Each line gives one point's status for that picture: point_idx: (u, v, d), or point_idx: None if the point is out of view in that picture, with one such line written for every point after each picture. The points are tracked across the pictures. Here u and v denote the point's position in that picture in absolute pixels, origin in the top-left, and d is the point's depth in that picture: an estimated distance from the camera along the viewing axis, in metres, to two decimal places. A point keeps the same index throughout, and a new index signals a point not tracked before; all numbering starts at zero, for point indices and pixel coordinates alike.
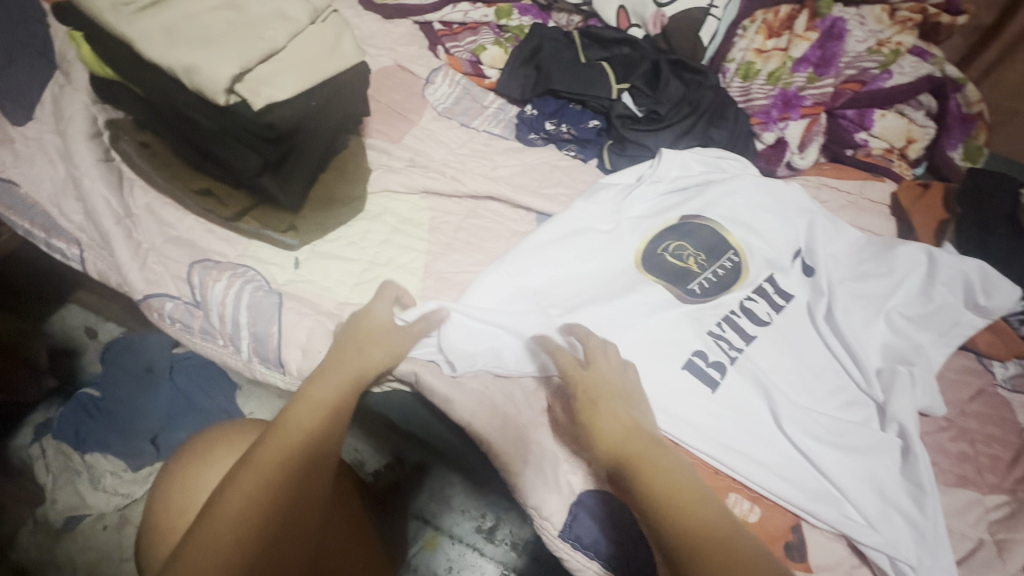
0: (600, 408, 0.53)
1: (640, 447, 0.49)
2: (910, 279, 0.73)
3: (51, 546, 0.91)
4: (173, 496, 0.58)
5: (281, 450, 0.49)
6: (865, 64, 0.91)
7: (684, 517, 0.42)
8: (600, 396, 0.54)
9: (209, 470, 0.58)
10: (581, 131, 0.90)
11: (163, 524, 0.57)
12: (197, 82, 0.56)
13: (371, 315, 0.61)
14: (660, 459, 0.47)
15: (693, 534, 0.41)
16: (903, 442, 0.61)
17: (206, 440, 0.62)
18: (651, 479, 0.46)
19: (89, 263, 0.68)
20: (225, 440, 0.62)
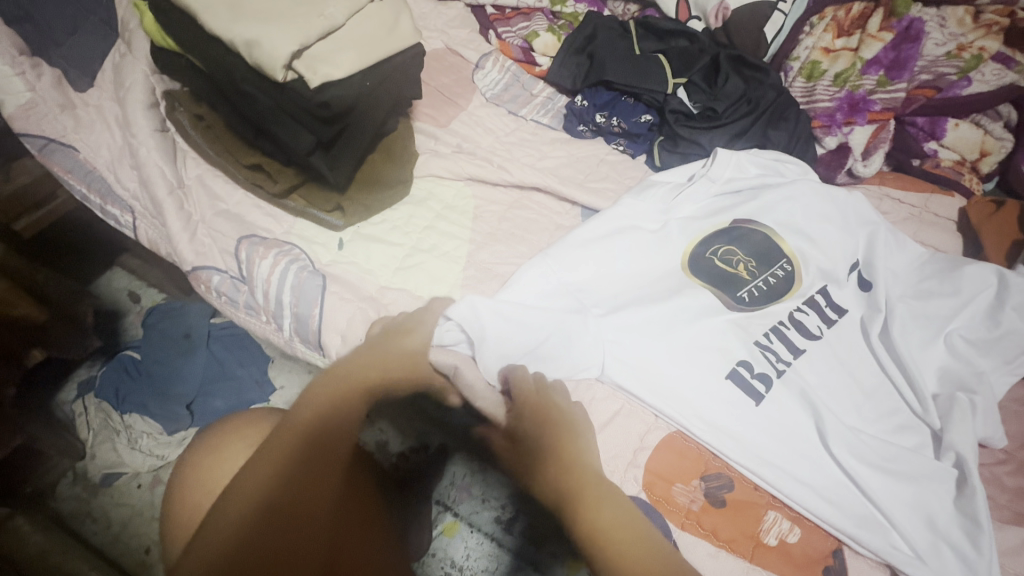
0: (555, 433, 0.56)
1: (580, 479, 0.53)
2: (976, 301, 0.69)
3: (89, 499, 0.94)
4: (186, 494, 0.57)
5: (292, 436, 0.50)
6: (942, 69, 0.84)
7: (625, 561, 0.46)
8: (564, 435, 0.56)
9: (220, 465, 0.58)
10: (633, 125, 0.86)
11: (175, 520, 0.56)
12: (257, 57, 0.56)
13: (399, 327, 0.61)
14: (598, 494, 0.51)
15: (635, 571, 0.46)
16: (960, 473, 0.58)
17: (218, 433, 0.62)
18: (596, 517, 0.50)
19: (141, 231, 0.69)
20: (239, 429, 0.62)
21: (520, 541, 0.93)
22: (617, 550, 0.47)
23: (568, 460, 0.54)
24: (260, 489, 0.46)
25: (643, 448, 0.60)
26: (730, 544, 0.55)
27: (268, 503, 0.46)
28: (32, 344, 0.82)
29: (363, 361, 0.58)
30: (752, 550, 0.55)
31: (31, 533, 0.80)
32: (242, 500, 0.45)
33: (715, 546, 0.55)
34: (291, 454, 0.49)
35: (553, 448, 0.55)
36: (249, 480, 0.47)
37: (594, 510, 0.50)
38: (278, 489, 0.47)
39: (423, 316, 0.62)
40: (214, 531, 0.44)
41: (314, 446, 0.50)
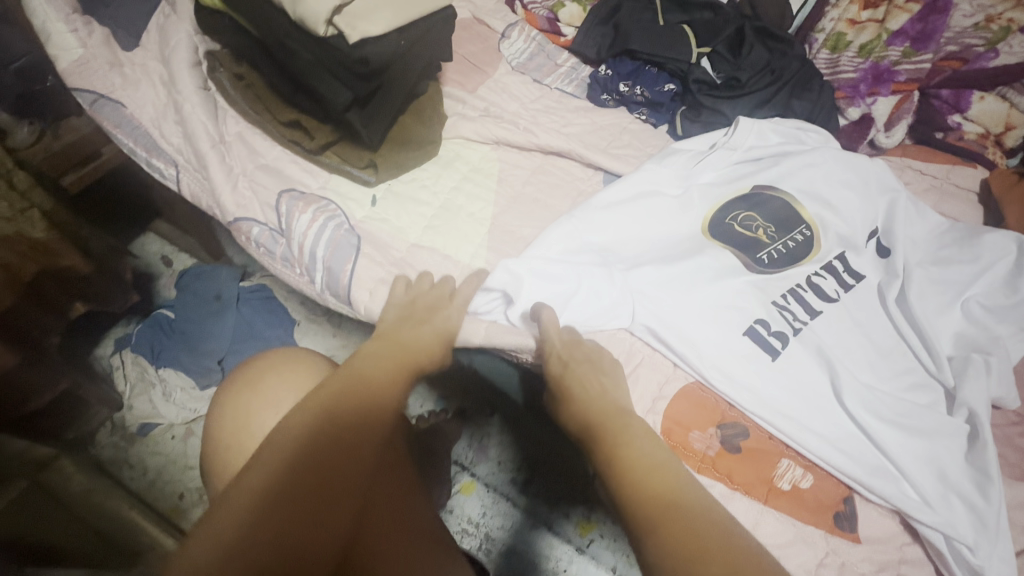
0: (575, 374, 0.57)
1: (606, 415, 0.51)
2: (995, 268, 0.70)
3: (127, 447, 0.99)
4: (234, 424, 0.60)
5: (343, 387, 0.48)
6: (969, 40, 0.83)
7: (647, 485, 0.42)
8: (584, 380, 0.56)
9: (263, 406, 0.59)
10: (655, 94, 0.87)
11: (221, 455, 0.59)
12: (300, 12, 0.59)
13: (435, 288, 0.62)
14: (625, 428, 0.49)
15: (651, 502, 0.41)
16: (972, 429, 0.60)
17: (263, 360, 0.64)
18: (619, 446, 0.46)
19: (184, 183, 0.72)
20: (272, 365, 0.63)
21: (535, 501, 0.97)
22: (644, 477, 0.43)
23: (601, 403, 0.53)
24: (316, 434, 0.43)
25: (661, 397, 0.62)
26: (745, 487, 0.58)
27: (323, 450, 0.42)
28: (75, 296, 0.86)
29: (415, 332, 0.57)
30: (766, 493, 0.57)
31: (75, 474, 0.78)
32: (294, 445, 0.42)
33: (729, 488, 0.58)
34: (347, 407, 0.46)
35: (576, 383, 0.56)
36: (306, 424, 0.43)
37: (606, 432, 0.49)
38: (334, 437, 0.43)
39: (459, 290, 0.64)
40: (267, 466, 0.40)
41: (371, 406, 0.47)
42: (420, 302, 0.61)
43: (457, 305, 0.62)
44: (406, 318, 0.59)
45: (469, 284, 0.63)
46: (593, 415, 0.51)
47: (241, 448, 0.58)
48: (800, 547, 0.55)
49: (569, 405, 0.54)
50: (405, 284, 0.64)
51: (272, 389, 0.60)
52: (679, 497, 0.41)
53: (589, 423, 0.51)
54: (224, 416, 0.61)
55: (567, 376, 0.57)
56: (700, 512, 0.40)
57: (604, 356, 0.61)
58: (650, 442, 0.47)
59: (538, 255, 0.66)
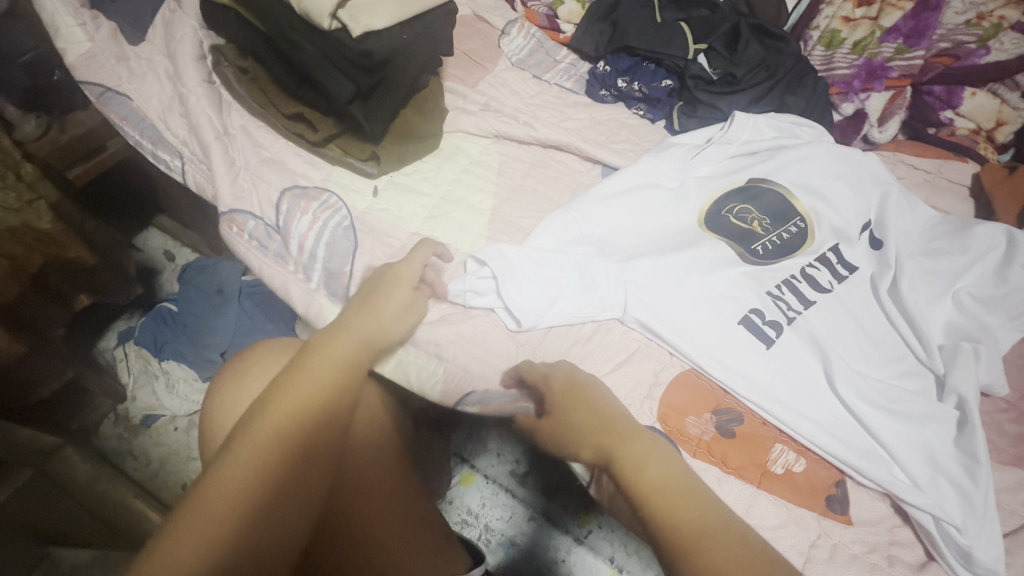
0: (586, 396, 0.57)
1: (620, 441, 0.52)
2: (985, 259, 0.71)
3: (130, 439, 1.00)
4: (217, 413, 0.59)
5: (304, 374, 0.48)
6: (961, 37, 0.84)
7: (678, 519, 0.46)
8: (590, 402, 0.56)
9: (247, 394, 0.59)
10: (653, 89, 0.89)
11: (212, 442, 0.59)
12: (305, 6, 0.60)
13: (398, 269, 0.61)
14: (639, 454, 0.51)
15: (683, 532, 0.45)
16: (961, 414, 0.61)
17: (248, 355, 0.64)
18: (639, 476, 0.49)
19: (189, 175, 0.73)
20: (257, 359, 0.63)
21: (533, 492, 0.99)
22: (674, 513, 0.46)
23: (610, 427, 0.53)
24: (270, 437, 0.43)
25: (658, 384, 0.64)
26: (739, 470, 0.59)
27: (277, 454, 0.42)
28: (79, 289, 0.88)
29: (372, 314, 0.56)
30: (759, 477, 0.59)
31: (80, 463, 0.77)
32: (247, 453, 0.41)
33: (724, 473, 0.59)
34: (301, 404, 0.45)
35: (576, 397, 0.57)
36: (261, 427, 0.43)
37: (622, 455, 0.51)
38: (287, 439, 0.43)
39: (411, 259, 0.62)
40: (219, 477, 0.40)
41: (326, 400, 0.47)
42: (385, 283, 0.60)
43: (409, 276, 0.61)
44: (364, 299, 0.58)
45: (417, 256, 0.62)
46: (604, 440, 0.53)
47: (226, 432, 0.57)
48: (792, 529, 0.56)
49: (569, 423, 0.55)
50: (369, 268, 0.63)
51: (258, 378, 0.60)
52: (706, 527, 0.46)
53: (601, 450, 0.52)
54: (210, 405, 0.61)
55: (562, 394, 0.57)
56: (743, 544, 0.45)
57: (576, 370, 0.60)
58: (666, 468, 0.50)
59: (533, 246, 0.67)
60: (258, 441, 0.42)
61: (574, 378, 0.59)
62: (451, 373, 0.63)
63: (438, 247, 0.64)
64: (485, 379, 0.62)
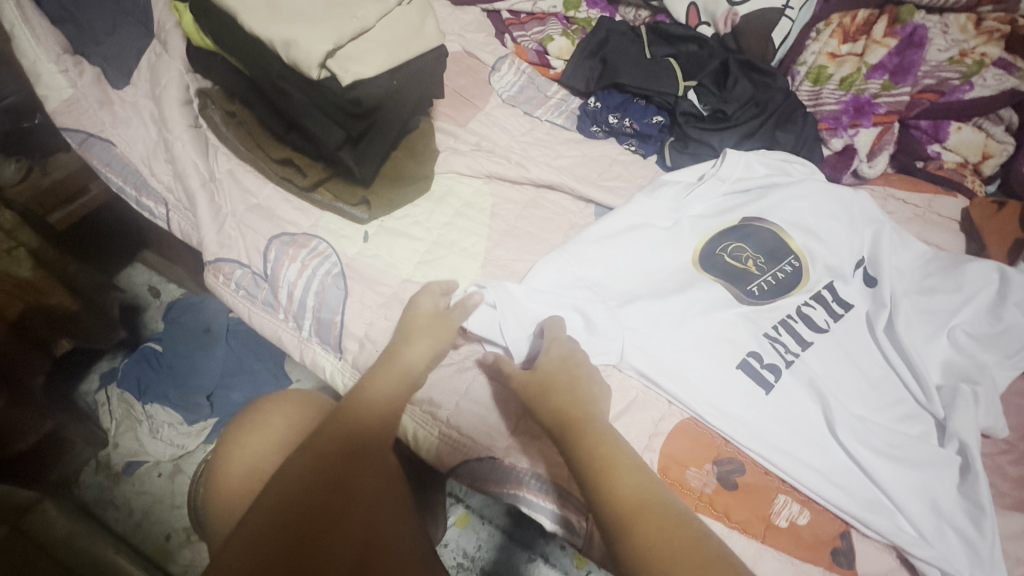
0: (580, 385, 0.55)
1: (584, 419, 0.52)
2: (978, 297, 0.71)
3: (111, 487, 0.96)
4: (234, 468, 0.59)
5: (338, 428, 0.53)
6: (945, 74, 0.87)
7: (615, 484, 0.47)
8: (574, 379, 0.56)
9: (266, 441, 0.60)
10: (644, 126, 0.88)
11: (225, 495, 0.58)
12: (294, 56, 0.59)
13: (418, 308, 0.62)
14: (603, 437, 0.51)
15: (621, 504, 0.46)
16: (963, 460, 0.60)
17: (266, 404, 0.64)
18: (593, 447, 0.50)
19: (174, 222, 0.72)
20: (274, 406, 0.64)
21: (530, 532, 0.96)
22: (620, 485, 0.47)
23: (576, 409, 0.53)
24: (296, 482, 0.48)
25: (657, 433, 0.62)
26: (743, 525, 0.57)
27: (305, 504, 0.47)
28: (64, 332, 0.85)
29: (393, 356, 0.59)
30: (763, 531, 0.57)
31: (58, 516, 0.74)
32: (274, 500, 0.47)
33: (728, 527, 0.57)
34: (322, 453, 0.51)
35: (561, 395, 0.54)
36: (290, 480, 0.48)
37: (587, 431, 0.51)
38: (311, 484, 0.48)
39: (422, 300, 0.62)
40: (253, 520, 0.46)
41: (350, 451, 0.52)
42: (409, 325, 0.61)
43: (430, 307, 0.62)
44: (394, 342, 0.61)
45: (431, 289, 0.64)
46: (571, 411, 0.53)
47: (245, 481, 0.58)
48: None
49: (550, 400, 0.54)
50: (364, 325, 0.65)
51: (277, 425, 0.61)
52: (652, 501, 0.46)
53: (562, 420, 0.52)
54: (223, 460, 0.60)
55: (543, 384, 0.56)
56: (675, 521, 0.45)
57: (579, 352, 0.59)
58: (624, 448, 0.51)
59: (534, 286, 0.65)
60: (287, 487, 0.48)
61: (574, 367, 0.57)
62: (446, 433, 0.61)
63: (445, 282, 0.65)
64: (481, 434, 0.60)
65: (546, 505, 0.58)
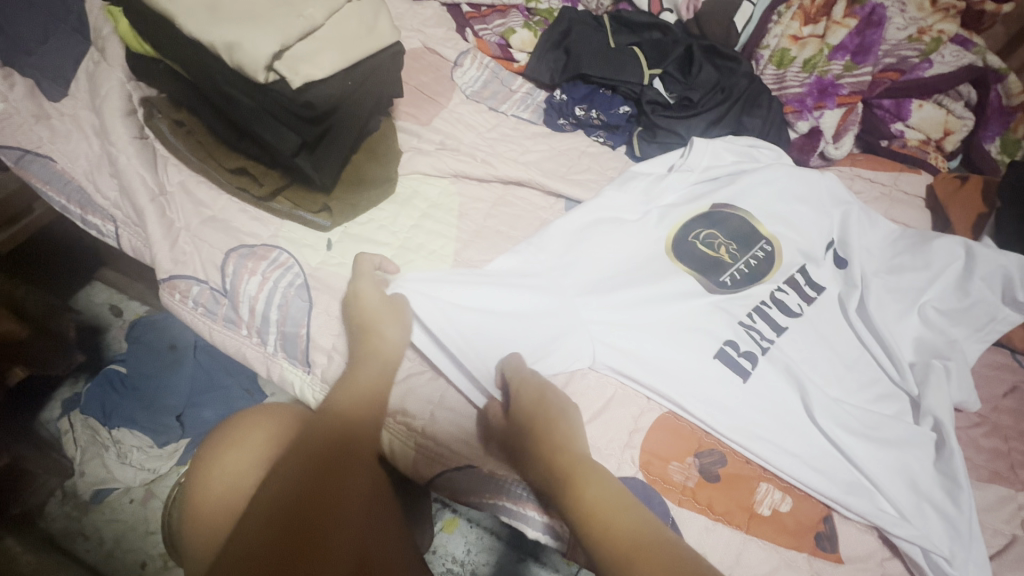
0: (560, 418, 0.56)
1: (573, 459, 0.53)
2: (946, 273, 0.72)
3: (80, 516, 0.92)
4: (214, 488, 0.56)
5: (324, 433, 0.52)
6: (904, 52, 0.87)
7: (610, 532, 0.47)
8: (554, 415, 0.56)
9: (246, 456, 0.57)
10: (611, 116, 0.86)
11: (207, 518, 0.55)
12: (238, 59, 0.55)
13: (364, 300, 0.60)
14: (592, 477, 0.51)
15: (621, 541, 0.47)
16: (938, 436, 0.61)
17: (245, 419, 0.61)
18: (585, 492, 0.50)
19: (124, 239, 0.69)
20: (253, 420, 0.61)
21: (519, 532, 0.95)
22: (613, 519, 0.48)
23: (561, 445, 0.54)
24: (283, 503, 0.47)
25: (638, 430, 0.61)
26: (726, 516, 0.57)
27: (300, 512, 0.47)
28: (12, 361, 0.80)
29: (372, 359, 0.58)
30: (747, 521, 0.57)
31: None
32: (268, 514, 0.46)
33: (712, 519, 0.57)
34: (311, 470, 0.49)
35: (544, 435, 0.54)
36: (282, 491, 0.48)
37: (580, 489, 0.50)
38: (301, 497, 0.48)
39: (360, 287, 0.61)
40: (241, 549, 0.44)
41: (339, 454, 0.51)
42: (359, 316, 0.60)
43: (370, 301, 0.60)
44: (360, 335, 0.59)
45: (361, 274, 0.63)
46: (557, 458, 0.53)
47: (228, 501, 0.55)
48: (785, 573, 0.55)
49: (533, 435, 0.55)
50: (330, 338, 0.62)
51: (254, 438, 0.59)
52: (646, 539, 0.47)
53: (551, 468, 0.53)
54: (202, 481, 0.57)
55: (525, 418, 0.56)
56: (668, 546, 0.47)
57: (546, 389, 0.58)
58: (613, 487, 0.51)
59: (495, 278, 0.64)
60: (273, 511, 0.47)
61: (544, 396, 0.57)
62: (423, 446, 0.59)
63: (377, 260, 0.65)
64: (458, 443, 0.59)
65: (536, 517, 0.57)
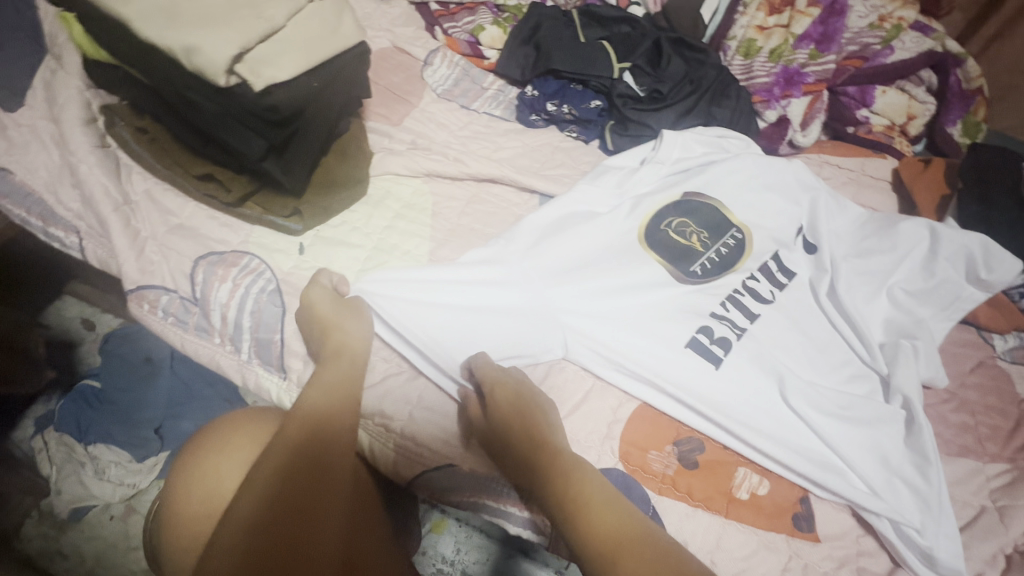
0: (537, 417, 0.57)
1: (551, 461, 0.53)
2: (912, 255, 0.73)
3: (57, 536, 0.90)
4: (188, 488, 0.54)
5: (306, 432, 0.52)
6: (867, 40, 0.90)
7: (592, 529, 0.48)
8: (532, 416, 0.57)
9: (223, 457, 0.56)
10: (583, 111, 0.87)
11: (181, 517, 0.53)
12: (197, 63, 0.54)
13: (314, 307, 0.61)
14: (573, 476, 0.52)
15: (599, 538, 0.47)
16: (908, 413, 0.62)
17: (219, 425, 0.60)
18: (564, 491, 0.51)
19: (89, 251, 0.67)
20: (229, 422, 0.60)
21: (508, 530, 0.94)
22: (592, 517, 0.49)
23: (541, 444, 0.55)
24: (268, 500, 0.47)
25: (617, 421, 0.62)
26: (705, 502, 0.58)
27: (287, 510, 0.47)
28: None
29: (343, 359, 0.59)
30: (726, 505, 0.58)
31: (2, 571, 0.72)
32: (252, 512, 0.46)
33: (691, 506, 0.58)
34: (293, 471, 0.49)
35: (519, 432, 0.55)
36: (266, 489, 0.47)
37: (568, 484, 0.51)
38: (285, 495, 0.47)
39: (314, 295, 0.62)
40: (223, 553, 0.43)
41: (320, 453, 0.51)
42: (317, 320, 0.60)
43: (326, 305, 0.61)
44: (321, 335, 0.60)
45: (320, 284, 0.63)
46: (538, 458, 0.54)
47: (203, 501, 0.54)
48: (763, 555, 0.56)
49: (509, 433, 0.55)
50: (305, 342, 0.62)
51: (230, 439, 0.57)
52: (628, 531, 0.48)
53: (532, 468, 0.53)
54: (178, 489, 0.56)
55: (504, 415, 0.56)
56: (646, 535, 0.48)
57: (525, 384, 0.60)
58: (596, 485, 0.52)
59: (468, 274, 0.64)
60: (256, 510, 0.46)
61: (519, 395, 0.58)
62: (402, 446, 0.59)
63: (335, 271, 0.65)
64: (437, 442, 0.58)
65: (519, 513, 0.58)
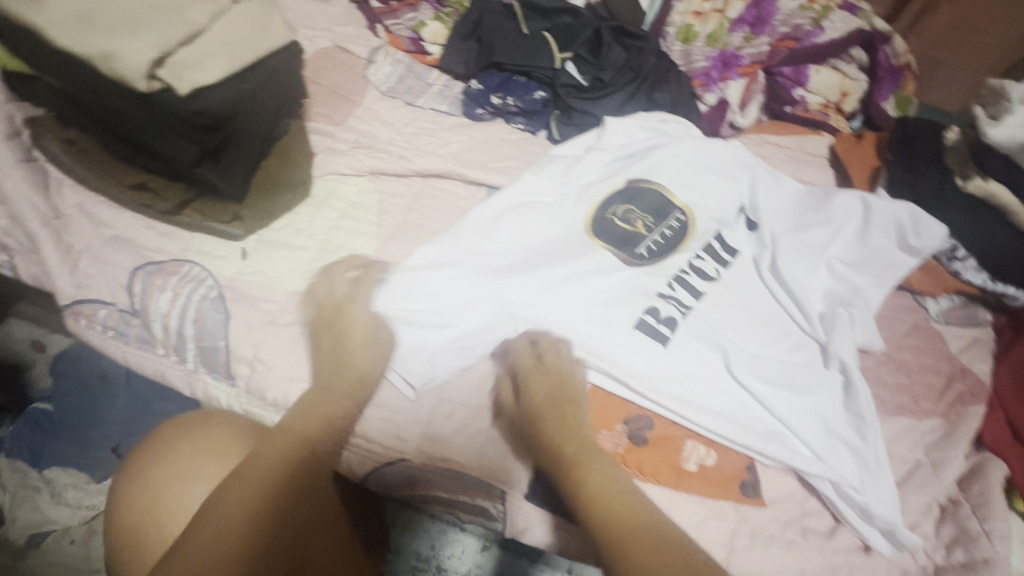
0: (567, 406, 0.58)
1: (578, 451, 0.54)
2: (847, 226, 0.76)
3: (15, 565, 0.85)
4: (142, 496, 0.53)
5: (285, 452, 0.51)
6: (798, 20, 0.93)
7: (613, 510, 0.48)
8: (564, 405, 0.58)
9: (186, 469, 0.54)
10: (527, 103, 0.89)
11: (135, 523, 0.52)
12: (116, 69, 0.53)
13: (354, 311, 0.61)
14: (596, 464, 0.52)
15: (615, 522, 0.47)
16: (845, 377, 0.65)
17: (177, 426, 0.58)
18: (588, 479, 0.51)
19: (21, 269, 0.66)
20: (189, 429, 0.58)
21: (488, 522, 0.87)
22: (607, 503, 0.49)
23: (574, 434, 0.55)
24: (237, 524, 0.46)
25: None
26: (655, 476, 0.59)
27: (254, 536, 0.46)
28: None
29: (342, 372, 0.58)
30: (675, 478, 0.59)
31: None
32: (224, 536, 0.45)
33: (641, 481, 0.59)
34: (256, 499, 0.47)
35: (549, 427, 0.56)
36: (237, 514, 0.46)
37: (584, 475, 0.51)
38: (256, 520, 0.47)
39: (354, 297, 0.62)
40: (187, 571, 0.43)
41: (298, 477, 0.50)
42: (338, 325, 0.60)
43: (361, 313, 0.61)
44: (336, 340, 0.59)
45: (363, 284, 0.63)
46: (566, 446, 0.54)
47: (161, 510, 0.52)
48: (713, 522, 0.58)
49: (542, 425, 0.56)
50: (251, 346, 0.62)
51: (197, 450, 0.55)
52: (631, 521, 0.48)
53: (557, 457, 0.54)
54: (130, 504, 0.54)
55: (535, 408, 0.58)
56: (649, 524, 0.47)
57: (578, 375, 0.61)
58: (615, 477, 0.52)
59: (422, 272, 0.64)
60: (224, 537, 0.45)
61: (557, 383, 0.59)
62: (354, 444, 0.59)
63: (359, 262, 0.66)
64: (390, 439, 0.59)
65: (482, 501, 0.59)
